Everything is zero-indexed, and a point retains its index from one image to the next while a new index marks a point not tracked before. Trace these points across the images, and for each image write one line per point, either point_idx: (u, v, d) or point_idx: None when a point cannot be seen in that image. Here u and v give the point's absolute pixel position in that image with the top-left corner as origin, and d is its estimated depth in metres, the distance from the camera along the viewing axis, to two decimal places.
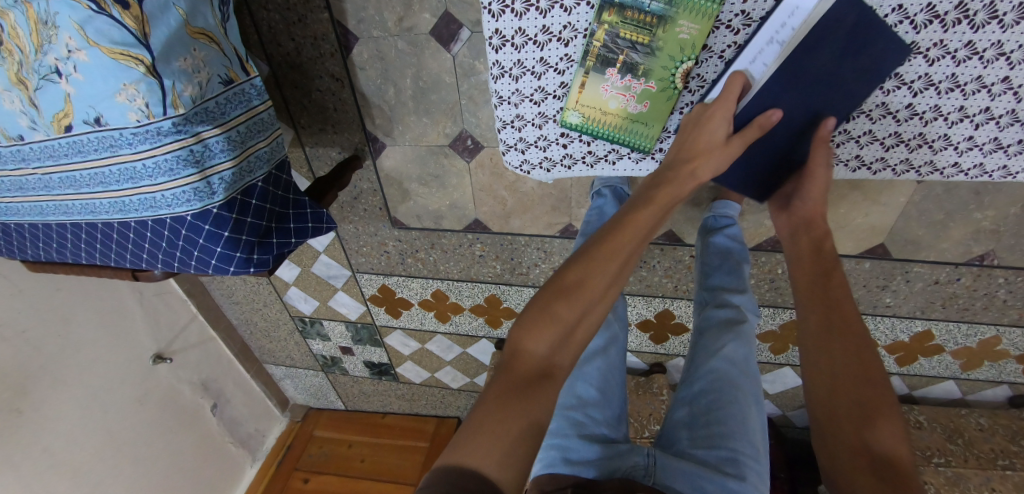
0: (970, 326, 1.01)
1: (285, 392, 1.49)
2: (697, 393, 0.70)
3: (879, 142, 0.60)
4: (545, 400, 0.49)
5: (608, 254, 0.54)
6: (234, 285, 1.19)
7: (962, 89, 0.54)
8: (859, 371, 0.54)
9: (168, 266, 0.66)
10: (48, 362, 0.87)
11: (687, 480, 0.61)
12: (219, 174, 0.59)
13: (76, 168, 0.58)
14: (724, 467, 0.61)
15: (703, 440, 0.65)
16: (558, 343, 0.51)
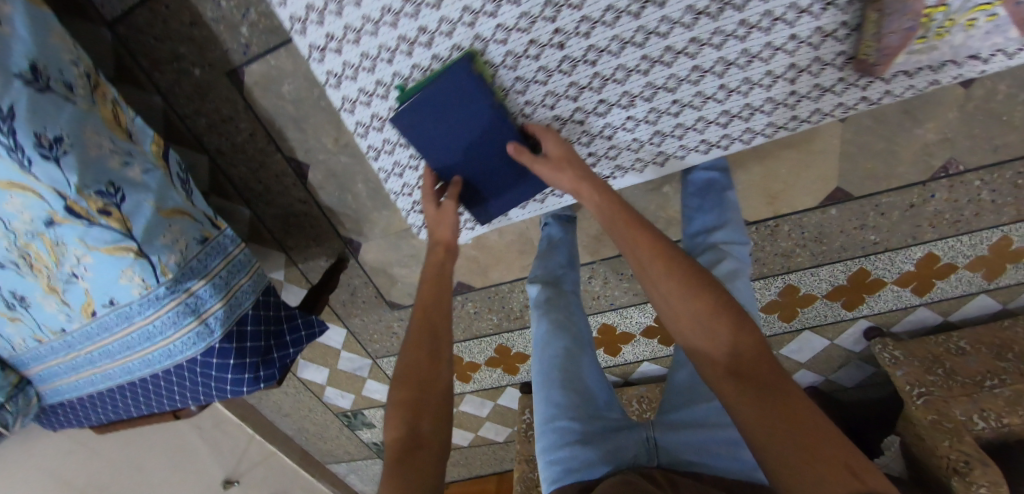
0: (971, 236, 0.99)
1: (353, 487, 1.56)
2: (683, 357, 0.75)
3: (716, 122, 0.66)
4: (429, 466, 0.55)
5: (425, 321, 0.64)
6: (279, 400, 1.31)
7: (759, 58, 0.57)
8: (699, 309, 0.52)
9: (196, 398, 0.78)
10: None
11: (692, 448, 0.67)
12: (214, 314, 0.71)
13: (108, 341, 0.71)
14: (724, 420, 0.67)
15: (703, 400, 0.70)
16: (412, 418, 0.57)
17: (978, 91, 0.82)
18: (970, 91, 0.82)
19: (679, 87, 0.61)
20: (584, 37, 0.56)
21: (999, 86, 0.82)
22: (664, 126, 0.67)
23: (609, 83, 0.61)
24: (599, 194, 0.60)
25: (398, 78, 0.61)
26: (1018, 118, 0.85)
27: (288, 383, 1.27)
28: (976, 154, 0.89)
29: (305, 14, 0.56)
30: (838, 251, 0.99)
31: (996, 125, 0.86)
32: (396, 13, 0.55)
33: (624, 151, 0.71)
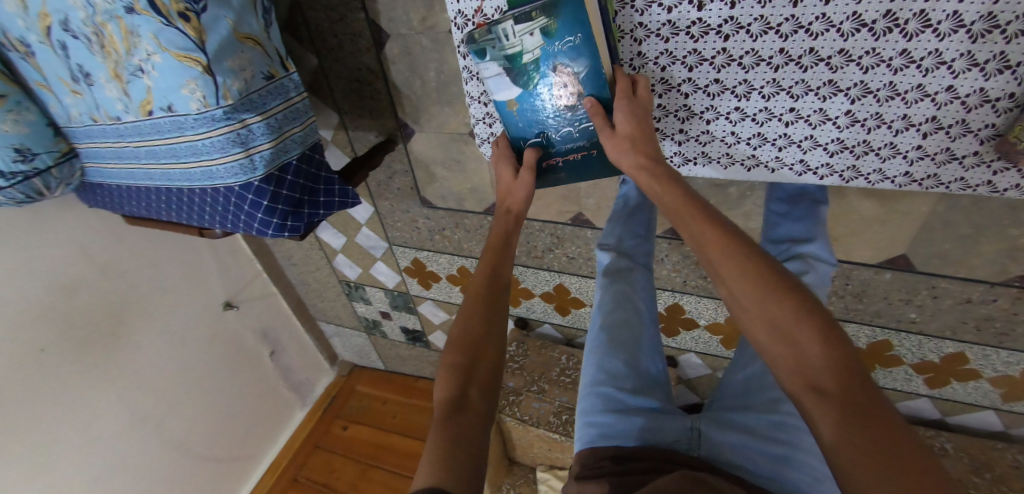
0: (1012, 354, 0.93)
1: (335, 349, 1.66)
2: None
3: (831, 122, 0.65)
4: (472, 424, 0.53)
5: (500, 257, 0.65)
6: (293, 248, 1.36)
7: (849, 92, 0.61)
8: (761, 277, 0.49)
9: (223, 224, 0.81)
10: (143, 297, 1.08)
11: (734, 451, 0.64)
12: (260, 153, 0.71)
13: (157, 144, 0.72)
14: (774, 434, 0.62)
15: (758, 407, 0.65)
16: (462, 379, 0.56)
17: None
18: None
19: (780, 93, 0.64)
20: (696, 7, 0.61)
21: None
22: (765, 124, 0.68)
23: (718, 67, 0.65)
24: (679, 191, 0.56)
25: None
26: None
27: (305, 237, 1.32)
28: None
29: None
30: (872, 314, 0.97)
31: None
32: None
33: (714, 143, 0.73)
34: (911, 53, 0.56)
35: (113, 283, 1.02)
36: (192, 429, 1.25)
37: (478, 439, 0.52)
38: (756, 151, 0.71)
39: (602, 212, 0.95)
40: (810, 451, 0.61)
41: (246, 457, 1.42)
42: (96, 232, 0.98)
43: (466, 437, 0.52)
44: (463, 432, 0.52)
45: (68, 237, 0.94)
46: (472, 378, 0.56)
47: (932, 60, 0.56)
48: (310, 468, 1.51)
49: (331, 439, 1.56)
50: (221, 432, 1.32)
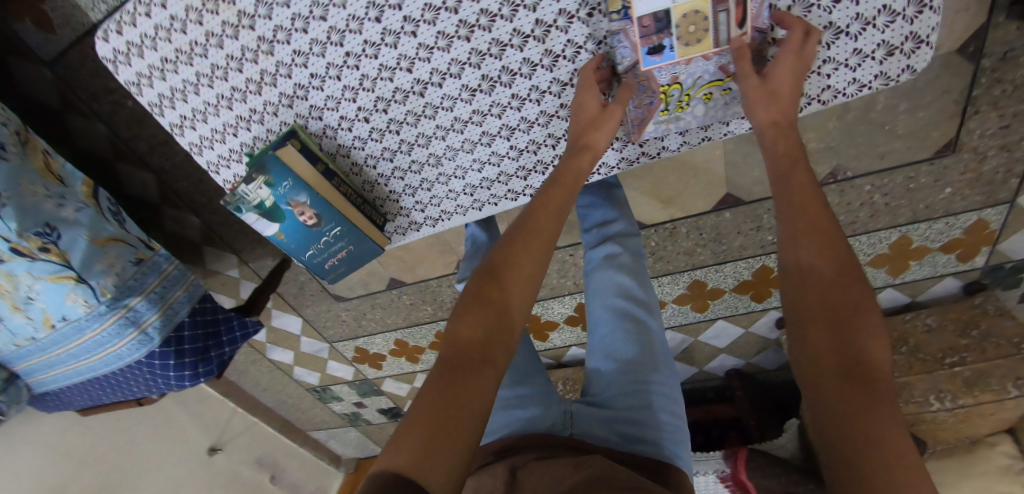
0: (871, 235, 1.05)
1: (334, 450, 1.74)
2: (598, 336, 0.73)
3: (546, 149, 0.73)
4: (474, 402, 0.47)
5: (535, 237, 0.59)
6: (256, 376, 1.48)
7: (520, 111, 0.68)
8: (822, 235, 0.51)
9: (150, 390, 0.93)
10: (128, 472, 1.18)
11: (601, 426, 0.65)
12: (152, 324, 0.84)
13: (69, 347, 0.85)
14: (628, 403, 0.66)
15: (617, 381, 0.68)
16: (433, 412, 0.46)
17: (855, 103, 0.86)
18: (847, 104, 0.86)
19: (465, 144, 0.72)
20: (366, 120, 0.69)
21: (877, 98, 0.86)
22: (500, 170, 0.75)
23: (400, 153, 0.73)
24: (794, 141, 0.58)
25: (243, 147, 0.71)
26: (904, 126, 0.89)
27: (262, 363, 1.43)
28: (863, 160, 0.93)
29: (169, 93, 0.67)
30: (739, 249, 1.05)
31: (880, 133, 0.90)
32: (247, 121, 0.69)
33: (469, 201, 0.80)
34: (523, 94, 0.66)
35: (96, 469, 1.13)
36: None
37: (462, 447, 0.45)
38: (476, 197, 0.78)
39: None
40: (660, 412, 0.65)
41: None
42: (66, 430, 1.10)
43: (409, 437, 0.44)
44: (444, 434, 0.44)
45: (40, 445, 1.05)
46: (433, 416, 0.46)
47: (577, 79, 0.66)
48: None
49: None
50: None
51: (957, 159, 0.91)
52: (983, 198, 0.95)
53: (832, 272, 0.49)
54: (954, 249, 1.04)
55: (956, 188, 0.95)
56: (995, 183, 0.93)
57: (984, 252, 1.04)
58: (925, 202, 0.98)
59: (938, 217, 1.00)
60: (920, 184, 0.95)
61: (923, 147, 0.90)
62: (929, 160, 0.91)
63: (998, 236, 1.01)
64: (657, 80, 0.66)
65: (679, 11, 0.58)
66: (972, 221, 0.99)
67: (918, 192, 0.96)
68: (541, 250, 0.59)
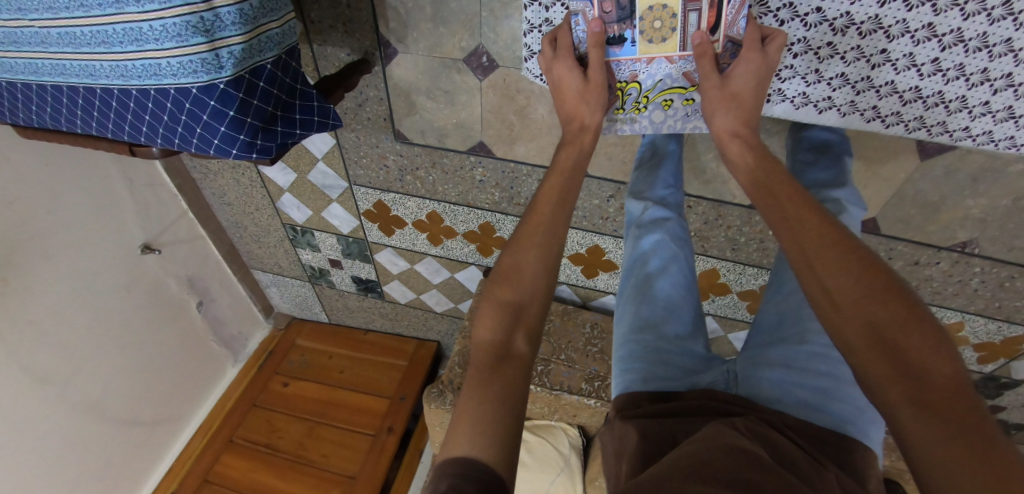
0: (938, 310, 1.05)
1: (270, 300, 1.49)
2: (786, 292, 0.71)
3: (940, 73, 0.58)
4: (516, 373, 0.48)
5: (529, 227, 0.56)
6: (226, 186, 1.18)
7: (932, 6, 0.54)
8: (836, 239, 0.48)
9: (166, 142, 0.65)
10: (36, 235, 0.88)
11: (775, 387, 0.63)
12: (228, 48, 0.56)
13: (79, 24, 0.56)
14: (815, 366, 0.62)
15: (791, 342, 0.65)
16: (488, 368, 0.48)
17: None
18: None
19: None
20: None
21: None
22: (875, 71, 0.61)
23: None
24: (752, 159, 0.57)
25: None
26: None
27: (245, 173, 1.14)
28: (996, 243, 0.90)
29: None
30: None
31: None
32: None
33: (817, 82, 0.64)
34: None
35: None
36: (106, 389, 1.08)
37: (519, 391, 0.47)
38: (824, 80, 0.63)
39: (597, 160, 0.90)
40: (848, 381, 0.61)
41: (169, 420, 1.25)
42: None
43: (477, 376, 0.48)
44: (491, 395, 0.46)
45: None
46: (492, 387, 0.46)
47: None
48: (245, 429, 1.34)
49: (272, 397, 1.39)
50: (140, 392, 1.16)
51: None
52: None
53: (875, 302, 0.44)
54: (982, 350, 1.10)
55: None
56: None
57: (998, 363, 1.11)
58: (999, 301, 0.99)
59: (998, 319, 1.02)
60: (1011, 286, 0.96)
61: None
62: None
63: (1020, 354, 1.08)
64: (617, 75, 0.66)
65: (644, 2, 0.58)
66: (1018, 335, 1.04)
67: (1004, 291, 0.97)
68: (563, 194, 0.58)
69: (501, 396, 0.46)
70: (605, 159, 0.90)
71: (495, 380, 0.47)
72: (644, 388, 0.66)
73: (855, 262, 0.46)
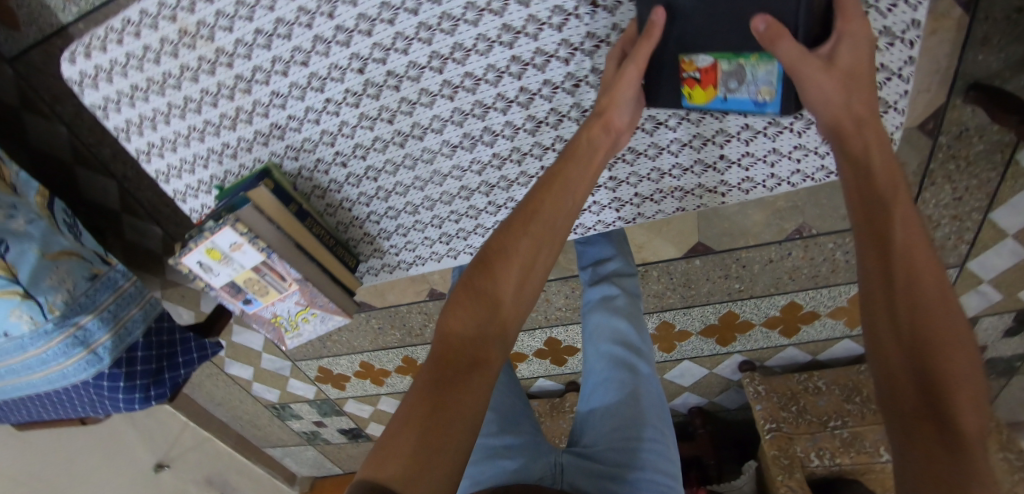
0: (833, 288, 1.05)
1: (289, 468, 1.69)
2: (596, 376, 0.68)
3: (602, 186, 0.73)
4: (463, 431, 0.42)
5: (520, 241, 0.51)
6: (212, 391, 1.43)
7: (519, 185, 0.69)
8: (890, 226, 0.42)
9: (96, 412, 0.88)
10: None
11: (590, 480, 0.58)
12: (103, 344, 0.80)
13: (4, 363, 0.80)
14: (620, 458, 0.59)
15: (605, 434, 0.62)
16: (426, 437, 0.40)
17: None
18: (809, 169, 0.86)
19: (482, 194, 0.70)
20: (343, 164, 0.68)
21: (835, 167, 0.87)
22: None
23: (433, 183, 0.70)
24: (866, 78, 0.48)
25: (215, 180, 0.70)
26: None
27: (220, 378, 1.39)
28: (825, 220, 0.95)
29: (170, 139, 0.66)
30: (705, 294, 1.09)
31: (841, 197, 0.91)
32: (220, 152, 0.67)
33: None
34: (563, 111, 0.60)
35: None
36: None
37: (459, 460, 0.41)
38: None
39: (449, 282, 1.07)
40: (653, 471, 0.58)
41: None
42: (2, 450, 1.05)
43: (400, 447, 0.40)
44: (429, 461, 0.39)
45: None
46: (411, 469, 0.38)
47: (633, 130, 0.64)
48: None
49: None
50: None
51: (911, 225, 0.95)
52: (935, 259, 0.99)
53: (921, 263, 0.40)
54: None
55: None
56: (948, 248, 0.96)
57: None
58: None
59: None
60: None
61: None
62: None
63: None
64: (263, 315, 0.71)
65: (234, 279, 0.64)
66: None
67: None
68: (552, 213, 0.53)
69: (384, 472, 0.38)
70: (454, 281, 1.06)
71: (436, 429, 0.41)
72: None
73: (903, 229, 0.42)
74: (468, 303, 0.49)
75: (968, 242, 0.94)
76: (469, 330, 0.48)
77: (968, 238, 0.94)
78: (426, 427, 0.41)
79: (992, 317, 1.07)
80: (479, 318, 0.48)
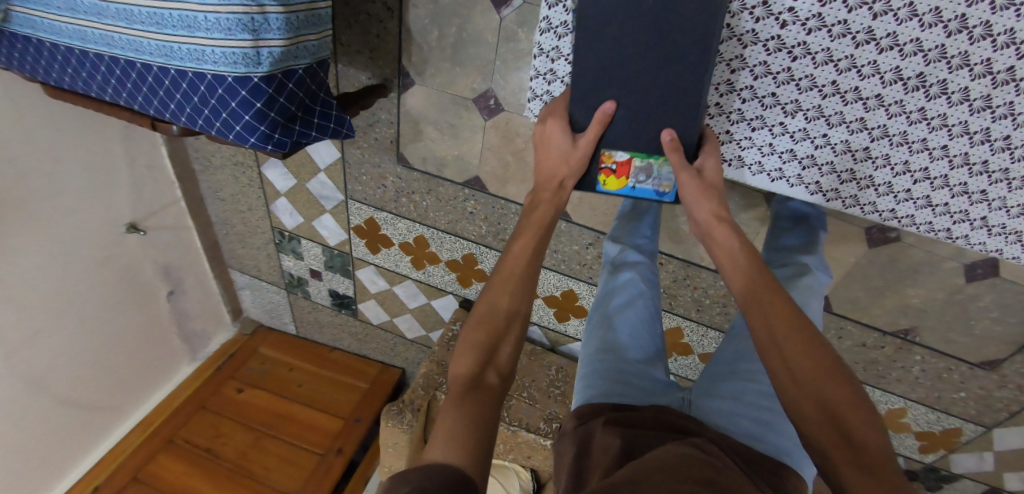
0: (882, 393, 1.03)
1: (241, 303, 1.50)
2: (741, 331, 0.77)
3: (911, 175, 0.59)
4: (485, 405, 0.52)
5: (511, 262, 0.61)
6: (224, 182, 1.23)
7: (892, 170, 0.59)
8: (844, 383, 0.51)
9: (190, 123, 0.70)
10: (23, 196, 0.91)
11: (723, 416, 0.68)
12: (269, 48, 0.63)
13: (139, 4, 0.63)
14: (760, 401, 0.68)
15: (739, 376, 0.72)
16: (468, 392, 0.53)
17: (970, 287, 0.84)
18: (967, 284, 0.83)
19: (814, 92, 0.57)
20: None
21: (981, 296, 0.84)
22: (855, 167, 0.61)
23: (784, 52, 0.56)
24: (737, 246, 0.60)
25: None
26: (980, 331, 0.87)
27: (246, 172, 1.19)
28: (936, 334, 0.92)
29: None
30: None
31: (958, 323, 0.88)
32: None
33: (827, 173, 0.63)
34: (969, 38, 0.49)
35: None
36: (58, 364, 1.06)
37: (490, 418, 0.52)
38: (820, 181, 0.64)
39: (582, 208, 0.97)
40: (788, 420, 0.67)
41: (115, 411, 1.22)
42: None
43: (461, 414, 0.51)
44: (464, 418, 0.50)
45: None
46: (460, 428, 0.49)
47: (989, 103, 0.51)
48: (188, 434, 1.28)
49: (220, 402, 1.35)
50: (88, 374, 1.13)
51: (983, 375, 0.92)
52: (974, 413, 0.97)
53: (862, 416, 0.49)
54: (922, 439, 1.06)
55: (968, 396, 0.96)
56: (991, 408, 0.95)
57: (938, 453, 1.07)
58: (938, 392, 0.98)
59: (937, 407, 1.00)
60: (948, 377, 0.95)
61: (973, 352, 0.90)
62: (970, 363, 0.92)
63: (959, 446, 1.04)
64: None
65: None
66: (954, 426, 1.01)
67: (941, 382, 0.97)
68: (538, 247, 0.62)
69: (450, 429, 0.49)
70: (589, 209, 0.97)
71: (475, 413, 0.51)
72: (605, 400, 0.70)
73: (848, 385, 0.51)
74: (492, 303, 0.59)
75: (1010, 412, 0.94)
76: (506, 312, 0.58)
77: (1014, 408, 0.93)
78: (467, 397, 0.53)
79: (971, 482, 1.07)
80: (504, 303, 0.59)
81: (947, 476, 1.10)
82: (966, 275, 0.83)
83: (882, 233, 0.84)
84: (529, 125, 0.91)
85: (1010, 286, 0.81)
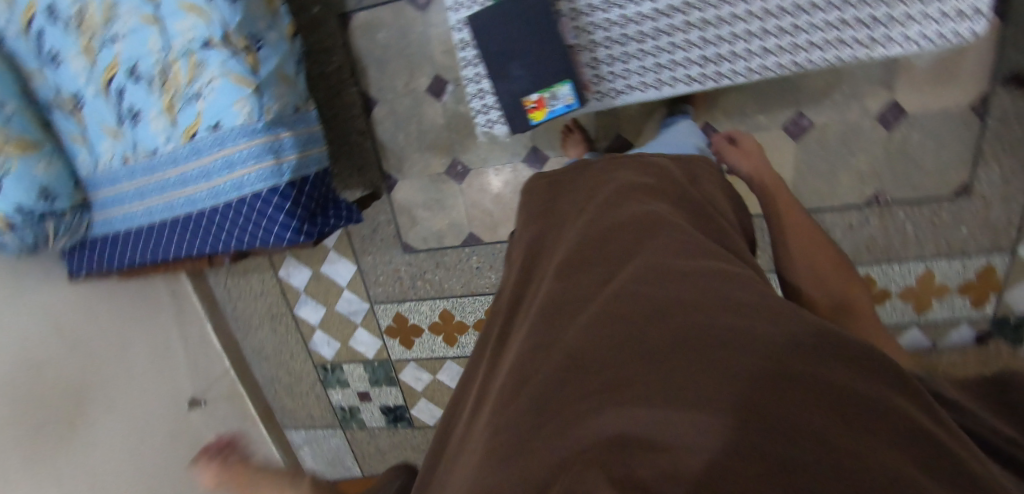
0: (902, 265, 1.08)
1: (303, 464, 1.52)
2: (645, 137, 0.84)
3: (721, 40, 0.73)
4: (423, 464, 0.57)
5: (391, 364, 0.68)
6: (265, 339, 1.37)
7: (768, 14, 0.70)
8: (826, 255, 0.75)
9: (239, 243, 0.90)
10: (98, 383, 1.03)
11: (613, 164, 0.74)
12: (288, 161, 0.86)
13: (190, 167, 0.86)
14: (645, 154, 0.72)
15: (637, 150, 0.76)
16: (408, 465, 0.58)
17: (897, 134, 0.99)
18: (892, 132, 0.99)
19: None
20: None
21: (910, 136, 0.99)
22: (738, 28, 0.71)
23: None
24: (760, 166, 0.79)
25: None
26: (933, 165, 1.00)
27: (282, 321, 1.34)
28: (901, 188, 1.03)
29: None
30: None
31: (913, 168, 1.01)
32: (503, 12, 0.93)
33: (704, 62, 0.74)
34: None
35: (76, 365, 1.00)
36: None
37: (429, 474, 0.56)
38: (705, 71, 0.75)
39: None
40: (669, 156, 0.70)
41: None
42: (72, 310, 1.02)
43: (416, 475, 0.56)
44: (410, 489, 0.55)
45: (42, 309, 0.97)
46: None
47: None
48: None
49: None
50: None
51: (969, 204, 1.01)
52: (990, 243, 1.03)
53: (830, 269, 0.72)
54: (968, 294, 1.07)
55: (972, 230, 1.03)
56: (1000, 232, 1.02)
57: (993, 302, 1.07)
58: (944, 239, 1.04)
59: (957, 254, 1.05)
60: (941, 221, 1.03)
61: (943, 186, 1.01)
62: (949, 198, 1.01)
63: (1005, 285, 1.05)
64: None
65: None
66: (984, 265, 1.04)
67: (940, 229, 1.04)
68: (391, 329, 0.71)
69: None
70: None
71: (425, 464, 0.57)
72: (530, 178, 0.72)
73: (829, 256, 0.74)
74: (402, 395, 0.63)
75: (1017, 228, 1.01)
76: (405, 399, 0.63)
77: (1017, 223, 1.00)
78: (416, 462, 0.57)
79: None
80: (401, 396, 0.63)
81: (1022, 323, 1.08)
82: (883, 125, 0.99)
83: (798, 124, 1.01)
84: (494, 170, 1.12)
85: (922, 118, 0.97)
